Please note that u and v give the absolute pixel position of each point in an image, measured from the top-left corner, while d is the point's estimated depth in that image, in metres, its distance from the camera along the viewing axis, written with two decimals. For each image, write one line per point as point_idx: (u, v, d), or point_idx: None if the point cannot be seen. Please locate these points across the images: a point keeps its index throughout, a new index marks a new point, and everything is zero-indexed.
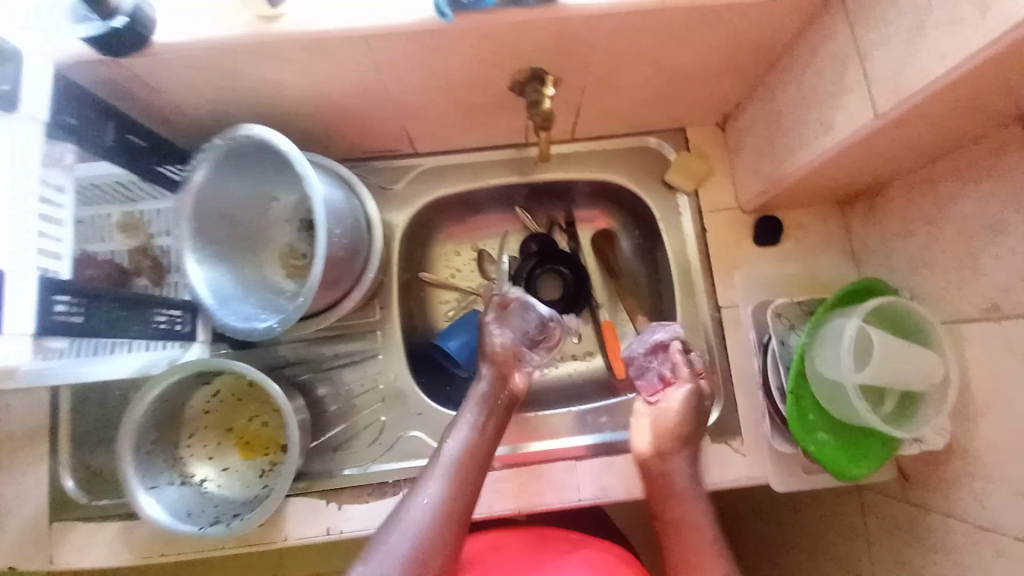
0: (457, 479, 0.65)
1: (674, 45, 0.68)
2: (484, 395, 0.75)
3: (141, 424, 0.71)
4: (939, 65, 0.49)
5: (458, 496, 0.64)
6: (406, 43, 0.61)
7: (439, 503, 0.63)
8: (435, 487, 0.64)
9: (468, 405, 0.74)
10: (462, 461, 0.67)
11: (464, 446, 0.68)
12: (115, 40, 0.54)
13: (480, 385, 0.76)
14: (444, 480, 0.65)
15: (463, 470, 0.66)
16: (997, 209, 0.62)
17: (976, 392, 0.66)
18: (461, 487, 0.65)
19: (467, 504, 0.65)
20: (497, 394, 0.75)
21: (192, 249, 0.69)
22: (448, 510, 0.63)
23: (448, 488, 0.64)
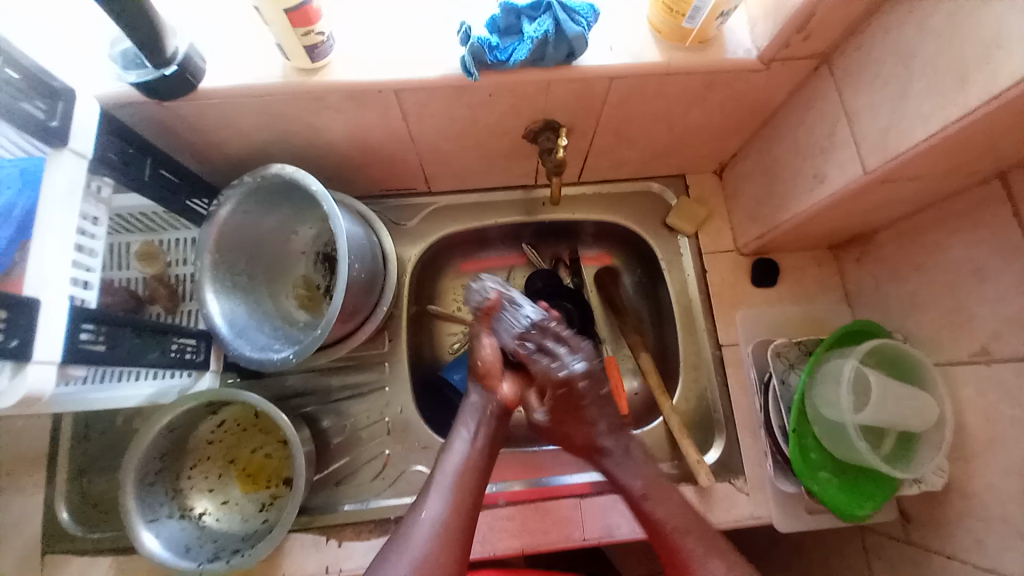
0: (457, 496, 0.64)
1: (678, 101, 0.74)
2: (478, 409, 0.73)
3: (148, 453, 0.71)
4: (922, 130, 0.54)
5: (461, 510, 0.63)
6: (434, 95, 0.66)
7: (443, 518, 0.62)
8: (435, 499, 0.63)
9: (462, 420, 0.73)
10: (462, 473, 0.66)
11: (464, 457, 0.68)
12: (165, 85, 0.59)
13: (472, 398, 0.75)
14: (444, 496, 0.64)
15: (463, 483, 0.65)
16: (981, 258, 0.66)
17: (974, 432, 0.69)
18: (465, 504, 0.64)
19: (471, 514, 0.64)
20: (490, 406, 0.74)
21: (214, 279, 0.72)
22: (449, 525, 0.62)
23: (450, 502, 0.63)
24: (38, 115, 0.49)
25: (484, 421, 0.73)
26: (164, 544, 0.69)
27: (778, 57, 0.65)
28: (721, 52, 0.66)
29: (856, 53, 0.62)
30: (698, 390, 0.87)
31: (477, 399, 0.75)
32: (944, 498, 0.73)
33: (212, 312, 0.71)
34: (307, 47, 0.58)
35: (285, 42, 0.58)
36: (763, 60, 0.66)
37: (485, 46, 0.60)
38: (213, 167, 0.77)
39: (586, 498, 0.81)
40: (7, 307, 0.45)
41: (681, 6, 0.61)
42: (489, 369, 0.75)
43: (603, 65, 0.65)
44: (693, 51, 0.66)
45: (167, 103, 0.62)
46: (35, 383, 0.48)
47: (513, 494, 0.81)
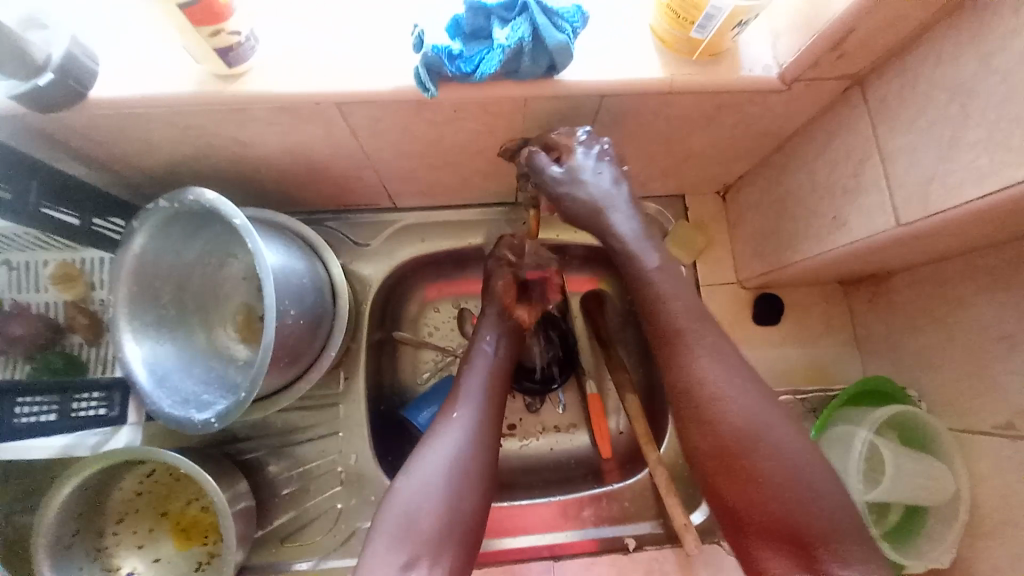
0: (482, 416, 0.61)
1: (679, 121, 0.62)
2: (499, 322, 0.71)
3: (58, 520, 0.62)
4: (972, 185, 0.44)
5: (484, 434, 0.60)
6: (385, 111, 0.54)
7: (475, 421, 0.60)
8: (471, 403, 0.62)
9: (483, 334, 0.70)
10: (497, 370, 0.67)
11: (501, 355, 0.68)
12: (41, 97, 0.47)
13: (491, 312, 0.72)
14: (467, 415, 0.61)
15: (498, 382, 0.66)
16: (1017, 321, 0.57)
17: (990, 514, 0.61)
18: (498, 390, 0.65)
19: (500, 423, 0.63)
20: (508, 322, 0.71)
21: (127, 320, 0.61)
22: (484, 425, 0.61)
23: (482, 406, 0.62)
24: None
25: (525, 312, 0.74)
26: None
27: (802, 77, 0.54)
28: (734, 68, 0.55)
29: (896, 78, 0.51)
30: None
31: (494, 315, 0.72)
32: None
33: (127, 360, 0.61)
34: (221, 50, 0.47)
35: (191, 44, 0.46)
36: (783, 80, 0.55)
37: (444, 56, 0.49)
38: (136, 184, 0.65)
39: (558, 560, 0.75)
40: None
41: (690, 11, 0.49)
42: (504, 303, 0.72)
43: (591, 82, 0.53)
44: (700, 67, 0.55)
45: (62, 116, 0.50)
46: None
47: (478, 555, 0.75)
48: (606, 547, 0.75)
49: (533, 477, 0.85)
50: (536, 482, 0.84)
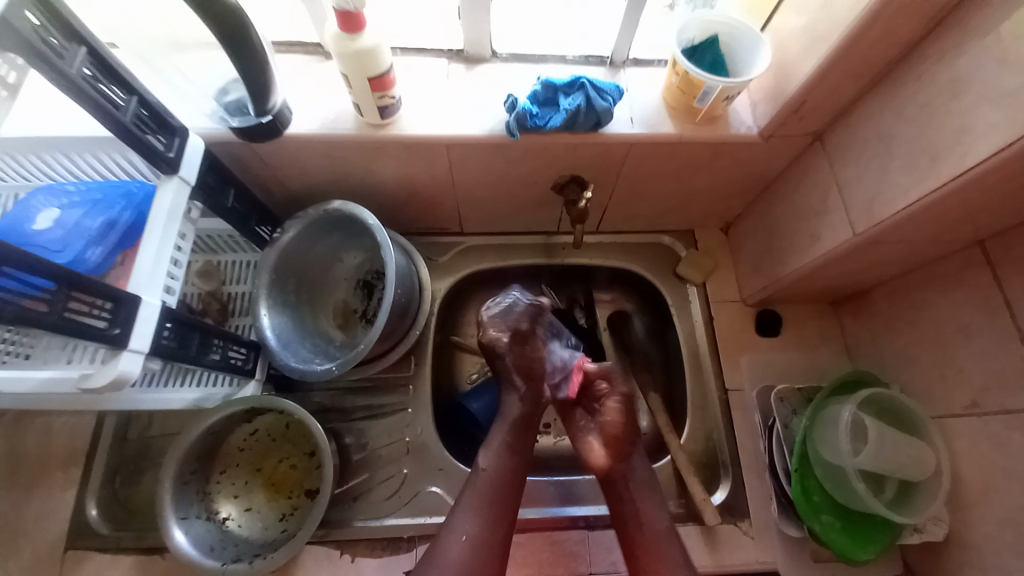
0: (490, 510, 0.69)
1: (688, 165, 0.84)
2: (516, 413, 0.79)
3: (185, 454, 0.76)
4: (901, 200, 0.63)
5: (493, 524, 0.68)
6: (479, 150, 0.77)
7: (487, 517, 0.69)
8: (473, 519, 0.68)
9: (498, 426, 0.78)
10: (496, 487, 0.72)
11: (496, 469, 0.73)
12: (258, 129, 0.69)
13: (511, 401, 0.80)
14: (478, 511, 0.69)
15: (497, 497, 0.71)
16: (965, 316, 0.73)
17: (970, 484, 0.72)
18: (496, 505, 0.70)
19: (510, 514, 0.70)
20: (529, 410, 0.79)
21: (266, 298, 0.81)
22: (485, 543, 0.67)
23: (492, 503, 0.70)
24: (159, 147, 0.60)
25: (515, 428, 0.77)
26: (191, 542, 0.73)
27: (775, 133, 0.76)
28: (726, 127, 0.77)
29: (844, 133, 0.72)
30: (705, 431, 0.91)
31: (515, 402, 0.80)
32: (947, 550, 0.75)
33: (263, 326, 0.79)
34: (380, 106, 0.70)
35: (361, 101, 0.69)
36: (762, 134, 0.76)
37: (527, 113, 0.72)
38: (281, 200, 0.88)
39: (593, 530, 0.83)
40: (113, 299, 0.53)
41: (693, 89, 0.72)
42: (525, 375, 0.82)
43: (625, 133, 0.76)
44: (701, 126, 0.77)
45: (255, 144, 0.73)
46: (126, 367, 0.55)
47: (522, 521, 0.84)
48: None
49: (567, 466, 0.96)
50: (570, 470, 0.95)
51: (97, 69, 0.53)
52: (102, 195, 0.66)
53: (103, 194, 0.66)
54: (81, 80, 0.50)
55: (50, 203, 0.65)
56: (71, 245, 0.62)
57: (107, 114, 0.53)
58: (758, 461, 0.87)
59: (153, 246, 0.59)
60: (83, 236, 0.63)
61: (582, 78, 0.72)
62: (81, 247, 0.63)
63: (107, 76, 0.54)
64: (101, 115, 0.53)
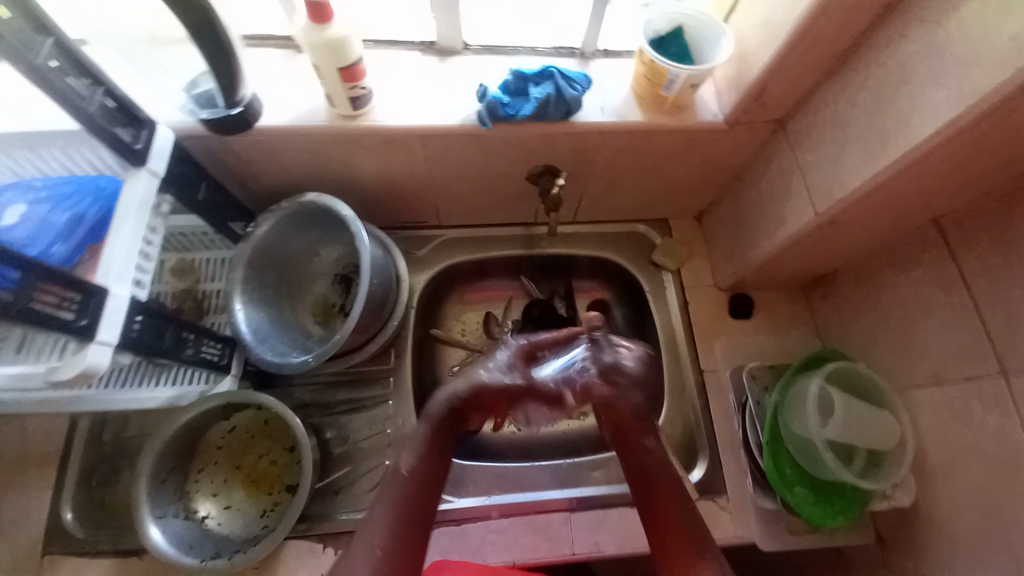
0: (402, 519, 0.65)
1: (659, 153, 0.86)
2: (440, 410, 0.75)
3: (162, 452, 0.75)
4: (858, 181, 0.66)
5: (404, 534, 0.64)
6: (454, 141, 0.78)
7: (399, 525, 0.64)
8: (384, 526, 0.64)
9: (418, 424, 0.75)
10: (412, 490, 0.68)
11: (411, 470, 0.70)
12: (228, 122, 0.69)
13: (436, 400, 0.77)
14: (389, 520, 0.64)
15: (411, 502, 0.67)
16: (923, 293, 0.76)
17: (934, 453, 0.75)
18: (407, 508, 0.66)
19: (423, 517, 0.67)
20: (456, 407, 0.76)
21: (241, 293, 0.80)
22: (395, 551, 0.62)
23: (403, 511, 0.66)
24: (127, 139, 0.59)
25: (436, 427, 0.74)
26: (168, 539, 0.72)
27: (740, 120, 0.78)
28: (693, 115, 0.79)
29: (805, 118, 0.75)
30: (683, 415, 0.92)
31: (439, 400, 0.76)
32: (914, 517, 0.78)
33: (238, 321, 0.79)
34: (351, 97, 0.71)
35: (333, 92, 0.70)
36: (728, 122, 0.79)
37: (499, 102, 0.74)
38: (257, 196, 0.87)
39: (575, 513, 0.84)
40: (82, 291, 0.52)
41: (659, 77, 0.74)
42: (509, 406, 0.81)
43: (596, 122, 0.77)
44: (670, 114, 0.79)
45: (227, 137, 0.72)
46: (94, 359, 0.54)
47: (506, 508, 0.84)
48: (619, 504, 0.85)
49: (551, 452, 0.97)
50: (553, 457, 0.96)
51: (65, 61, 0.52)
52: (70, 190, 0.65)
53: (71, 188, 0.65)
54: (48, 72, 0.50)
55: (17, 198, 0.64)
56: (39, 240, 0.62)
57: (73, 104, 0.52)
58: (735, 440, 0.89)
59: (121, 237, 0.58)
60: (49, 233, 0.62)
61: (552, 68, 0.74)
62: (48, 241, 0.62)
63: (75, 67, 0.53)
64: (66, 106, 0.52)
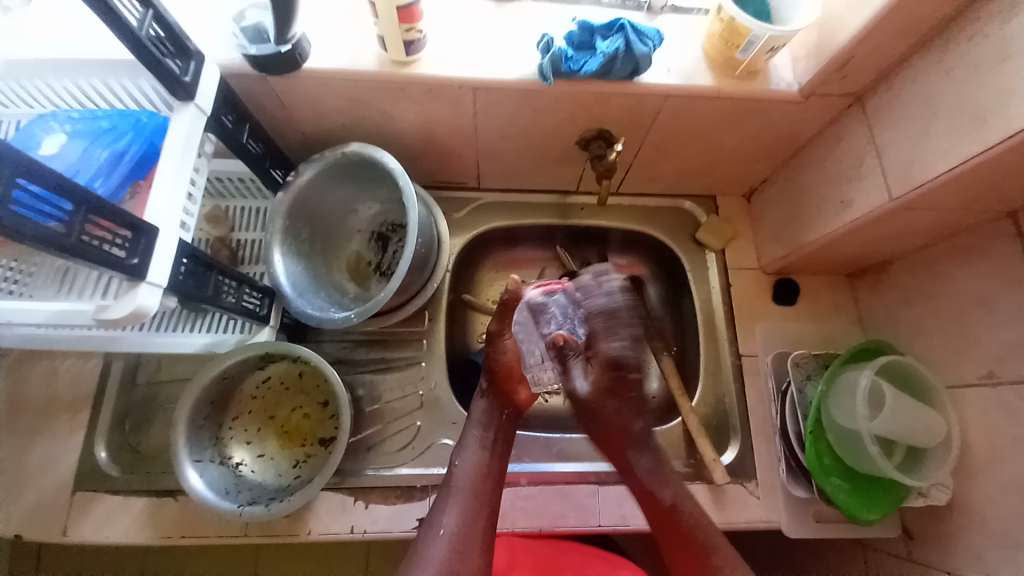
0: (470, 505, 0.67)
1: (719, 123, 0.81)
2: (486, 411, 0.75)
3: (199, 398, 0.75)
4: (944, 164, 0.61)
5: (475, 519, 0.66)
6: (507, 96, 0.73)
7: (469, 513, 0.66)
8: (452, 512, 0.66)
9: (471, 424, 0.75)
10: (476, 482, 0.69)
11: (472, 466, 0.70)
12: (276, 59, 0.65)
13: (480, 401, 0.76)
14: (457, 506, 0.67)
15: (477, 493, 0.68)
16: (988, 287, 0.72)
17: (977, 452, 0.73)
18: (475, 497, 0.68)
19: (495, 505, 0.68)
20: (502, 408, 0.76)
21: (281, 244, 0.79)
22: (466, 536, 0.64)
23: (468, 503, 0.67)
24: (176, 71, 0.56)
25: (488, 424, 0.74)
26: (206, 484, 0.72)
27: (816, 91, 0.73)
28: (765, 83, 0.74)
29: (889, 91, 0.69)
30: (716, 395, 0.92)
31: (486, 404, 0.76)
32: (946, 514, 0.76)
33: (277, 272, 0.77)
34: (406, 41, 0.66)
35: (387, 35, 0.65)
36: (802, 93, 0.74)
37: (562, 56, 0.69)
38: (295, 144, 0.84)
39: (602, 485, 0.84)
40: (131, 228, 0.50)
41: (737, 38, 0.69)
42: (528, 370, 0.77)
43: (659, 84, 0.73)
44: (740, 80, 0.74)
45: (270, 77, 0.68)
46: (144, 300, 0.52)
47: (534, 475, 0.84)
48: None
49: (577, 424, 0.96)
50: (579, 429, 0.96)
51: None
52: (110, 123, 0.63)
53: (111, 123, 0.63)
54: None
55: (55, 129, 0.62)
56: (80, 174, 0.60)
57: (123, 28, 0.49)
58: (767, 426, 0.88)
59: (169, 177, 0.56)
60: (93, 166, 0.61)
61: (621, 20, 0.69)
62: (90, 176, 0.60)
63: None
64: (118, 29, 0.49)
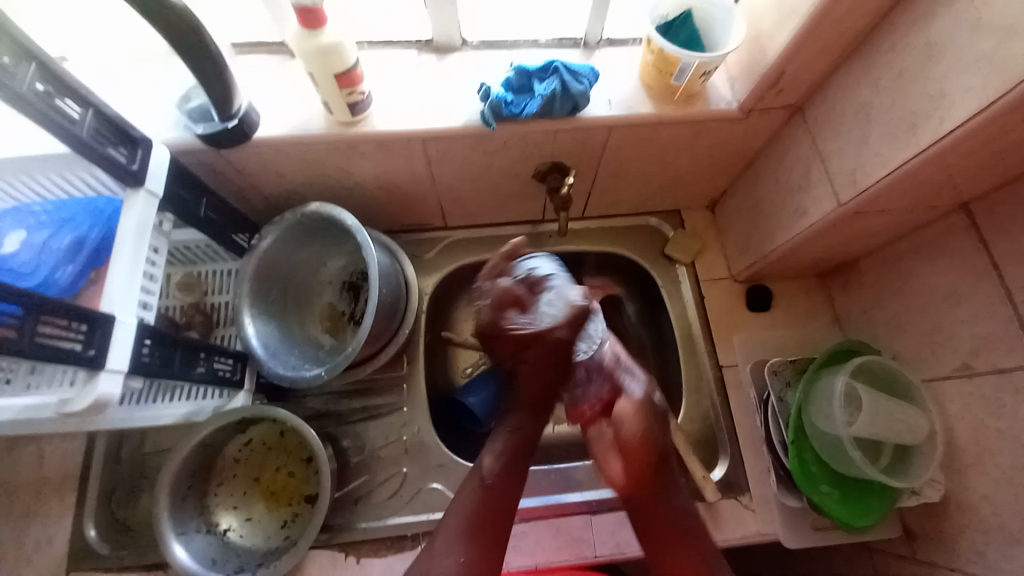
0: (480, 531, 0.66)
1: (669, 145, 0.82)
2: (514, 423, 0.74)
3: (180, 470, 0.76)
4: (883, 168, 0.62)
5: (482, 547, 0.65)
6: (456, 143, 0.75)
7: (481, 534, 0.66)
8: (459, 542, 0.65)
9: (497, 434, 0.74)
10: (491, 499, 0.69)
11: (493, 477, 0.70)
12: (224, 135, 0.67)
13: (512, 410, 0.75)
14: (467, 532, 0.66)
15: (486, 517, 0.67)
16: (952, 280, 0.72)
17: (965, 447, 0.72)
18: (484, 519, 0.67)
19: (502, 523, 0.68)
20: (534, 420, 0.74)
21: (250, 307, 0.80)
22: (475, 563, 0.64)
23: (479, 527, 0.66)
24: (122, 160, 0.58)
25: (517, 435, 0.73)
26: (192, 556, 0.72)
27: (756, 106, 0.74)
28: (705, 104, 0.76)
29: (825, 101, 0.70)
30: (701, 410, 0.91)
31: (521, 405, 0.74)
32: (943, 511, 0.75)
33: (248, 335, 0.78)
34: (350, 103, 0.68)
35: (330, 99, 0.67)
36: (742, 109, 0.75)
37: (501, 102, 0.71)
38: (259, 207, 0.86)
39: (595, 515, 0.83)
40: (88, 321, 0.51)
41: (669, 67, 0.71)
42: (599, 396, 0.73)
43: (602, 117, 0.74)
44: (680, 105, 0.76)
45: (224, 151, 0.70)
46: (105, 389, 0.54)
47: (525, 511, 0.84)
48: None
49: (567, 452, 0.96)
50: (570, 457, 0.96)
51: (50, 84, 0.50)
52: (70, 213, 0.64)
53: (71, 212, 0.64)
54: (37, 98, 0.49)
55: (19, 225, 0.63)
56: (41, 267, 0.61)
57: (61, 128, 0.51)
58: (755, 437, 0.88)
59: (123, 264, 0.57)
60: (51, 258, 0.61)
61: (555, 62, 0.71)
62: (51, 268, 0.61)
63: (59, 89, 0.51)
64: (54, 130, 0.51)
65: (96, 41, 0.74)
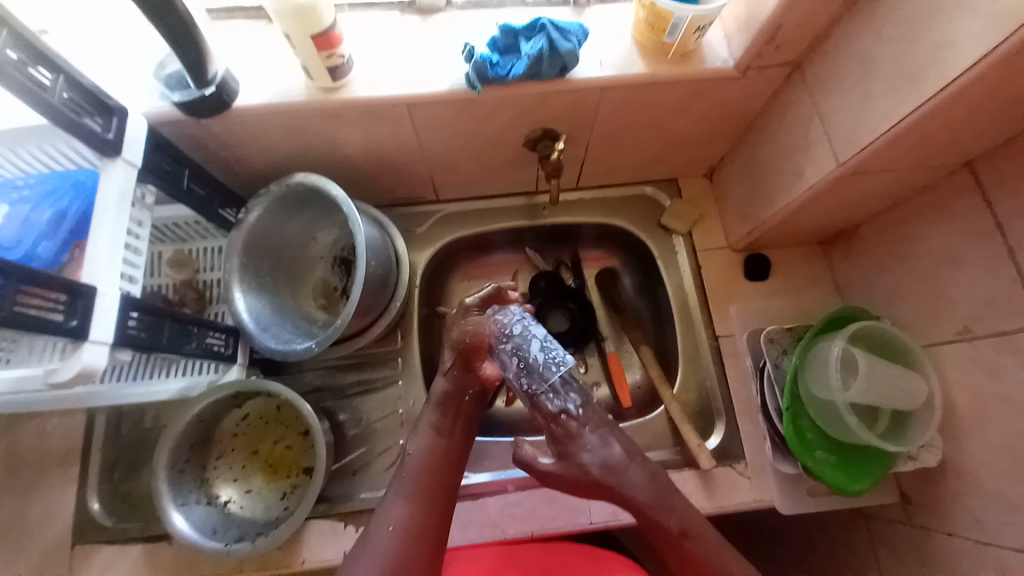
0: (423, 498, 0.67)
1: (663, 108, 0.80)
2: (444, 393, 0.77)
3: (178, 443, 0.76)
4: (884, 123, 0.59)
5: (423, 514, 0.66)
6: (443, 108, 0.73)
7: (422, 501, 0.67)
8: (404, 506, 0.66)
9: (427, 407, 0.77)
10: (429, 466, 0.71)
11: (425, 452, 0.72)
12: (201, 102, 0.65)
13: (441, 383, 0.79)
14: (408, 498, 0.67)
15: (430, 489, 0.69)
16: (953, 242, 0.70)
17: (963, 411, 0.71)
18: (429, 486, 0.69)
19: (443, 493, 0.69)
20: (463, 391, 0.78)
21: (241, 282, 0.79)
22: (416, 528, 0.65)
23: (417, 497, 0.67)
24: (97, 129, 0.56)
25: (441, 407, 0.76)
26: (193, 526, 0.73)
27: (753, 64, 0.71)
28: (701, 62, 0.73)
29: (825, 56, 0.67)
30: (697, 380, 0.91)
31: (446, 382, 0.78)
32: (940, 475, 0.74)
33: (238, 310, 0.78)
34: (330, 67, 0.66)
35: (311, 65, 0.65)
36: (739, 68, 0.72)
37: (486, 63, 0.68)
38: (245, 180, 0.85)
39: None
40: (69, 291, 0.51)
41: (662, 22, 0.67)
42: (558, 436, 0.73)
43: (592, 78, 0.72)
44: (674, 64, 0.73)
45: (203, 120, 0.69)
46: (90, 359, 0.53)
47: (522, 481, 0.85)
48: None
49: None
50: None
51: (22, 51, 0.49)
52: (50, 186, 0.63)
53: (51, 185, 0.63)
54: (8, 64, 0.47)
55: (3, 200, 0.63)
56: (23, 241, 0.61)
57: (34, 95, 0.50)
58: (752, 406, 0.87)
59: (103, 235, 0.56)
60: (33, 232, 0.61)
61: (543, 19, 0.68)
62: (32, 242, 0.61)
63: (33, 56, 0.50)
64: (28, 97, 0.49)
65: (73, 7, 0.72)
